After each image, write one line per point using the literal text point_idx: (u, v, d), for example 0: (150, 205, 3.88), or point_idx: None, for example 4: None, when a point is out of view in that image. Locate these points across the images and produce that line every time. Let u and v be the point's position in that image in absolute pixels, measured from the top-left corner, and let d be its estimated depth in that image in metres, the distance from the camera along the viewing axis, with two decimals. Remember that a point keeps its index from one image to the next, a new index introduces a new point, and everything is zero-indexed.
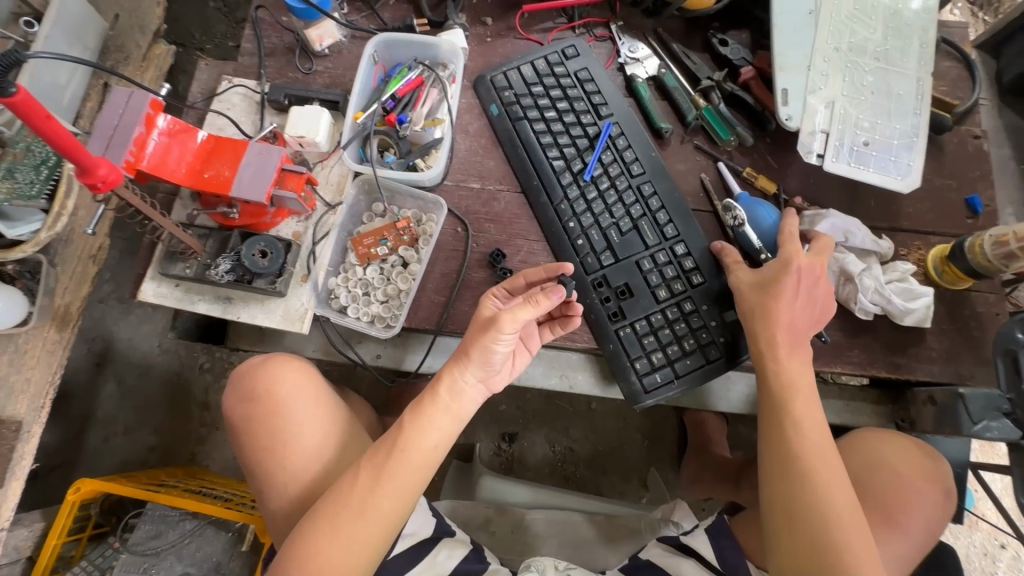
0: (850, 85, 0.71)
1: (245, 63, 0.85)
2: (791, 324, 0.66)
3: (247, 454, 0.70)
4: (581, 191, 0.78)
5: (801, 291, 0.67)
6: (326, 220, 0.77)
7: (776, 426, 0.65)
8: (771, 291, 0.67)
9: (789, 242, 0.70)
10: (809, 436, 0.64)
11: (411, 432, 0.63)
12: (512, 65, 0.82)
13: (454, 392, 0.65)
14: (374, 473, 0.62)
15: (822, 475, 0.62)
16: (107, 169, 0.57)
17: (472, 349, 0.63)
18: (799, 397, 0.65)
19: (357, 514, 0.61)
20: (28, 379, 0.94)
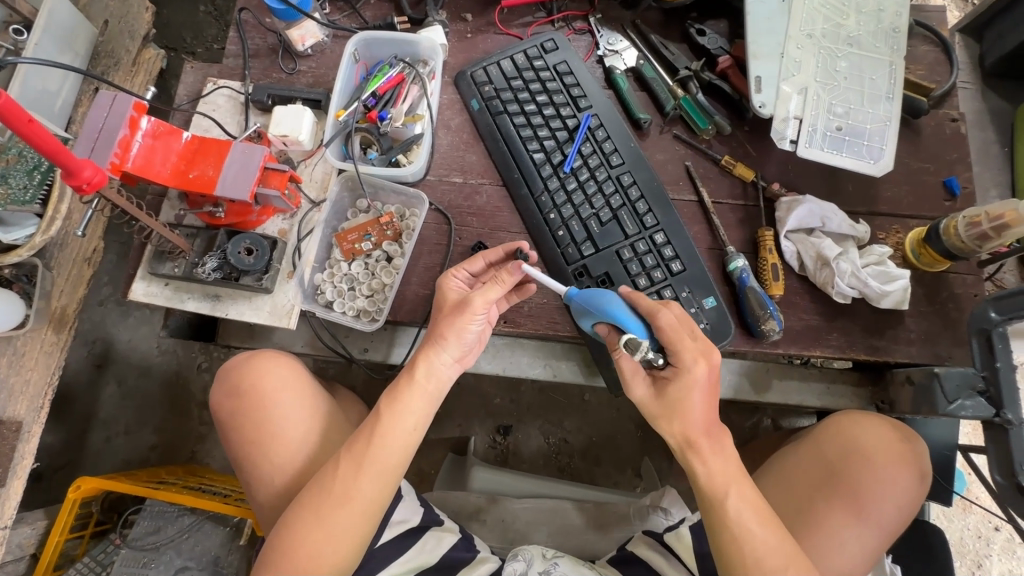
0: (822, 71, 0.72)
1: (229, 65, 0.86)
2: (696, 427, 0.61)
3: (234, 448, 0.72)
4: (562, 183, 0.79)
5: (703, 395, 0.61)
6: (311, 217, 0.79)
7: (713, 525, 0.61)
8: (676, 411, 0.61)
9: (676, 341, 0.61)
10: (751, 525, 0.59)
11: (388, 419, 0.65)
12: (491, 60, 0.83)
13: (429, 378, 0.66)
14: (353, 459, 0.64)
15: (770, 563, 0.58)
16: (92, 171, 0.59)
17: (449, 332, 0.65)
18: (731, 493, 0.60)
19: (339, 500, 0.63)
20: (28, 380, 0.96)
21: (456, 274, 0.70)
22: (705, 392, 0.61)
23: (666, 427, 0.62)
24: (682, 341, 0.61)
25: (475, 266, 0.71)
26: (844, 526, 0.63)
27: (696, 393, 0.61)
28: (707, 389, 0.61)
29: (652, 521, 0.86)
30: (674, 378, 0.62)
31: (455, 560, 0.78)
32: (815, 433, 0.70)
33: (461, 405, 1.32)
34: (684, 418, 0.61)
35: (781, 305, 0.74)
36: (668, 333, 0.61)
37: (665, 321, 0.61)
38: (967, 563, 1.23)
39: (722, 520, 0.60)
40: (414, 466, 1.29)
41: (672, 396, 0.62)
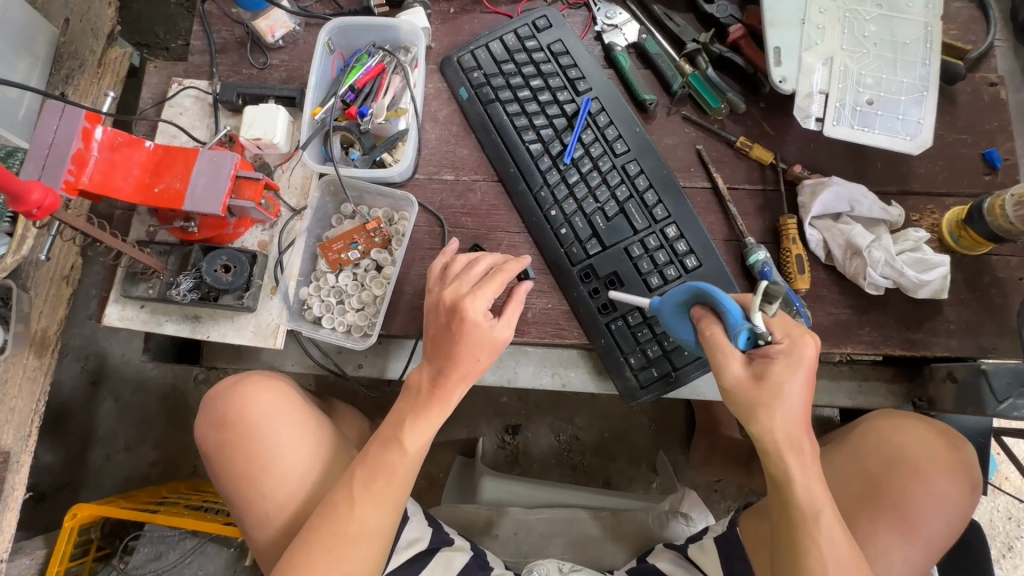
0: (849, 37, 0.63)
1: (196, 63, 0.79)
2: (792, 425, 0.53)
3: (223, 481, 0.67)
4: (562, 176, 0.72)
5: (801, 380, 0.53)
6: (293, 226, 0.72)
7: (795, 540, 0.54)
8: (777, 395, 0.53)
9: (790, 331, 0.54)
10: (836, 544, 0.53)
11: (403, 449, 0.61)
12: (479, 43, 0.76)
13: (442, 406, 0.62)
14: (366, 492, 0.60)
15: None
16: (42, 193, 0.54)
17: (473, 368, 0.61)
18: (827, 509, 0.53)
19: (353, 538, 0.59)
20: (13, 408, 0.91)
21: (487, 305, 0.60)
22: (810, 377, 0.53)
23: (762, 419, 0.53)
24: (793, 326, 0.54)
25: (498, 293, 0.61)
26: (889, 545, 0.58)
27: (797, 380, 0.53)
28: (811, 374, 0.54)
29: (672, 526, 0.83)
30: (779, 354, 0.53)
31: None
32: (858, 441, 0.64)
33: (467, 406, 1.28)
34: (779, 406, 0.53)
35: (807, 300, 0.68)
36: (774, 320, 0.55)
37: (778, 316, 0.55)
38: (998, 545, 1.18)
39: (808, 535, 0.53)
40: (423, 471, 1.25)
41: (774, 378, 0.53)
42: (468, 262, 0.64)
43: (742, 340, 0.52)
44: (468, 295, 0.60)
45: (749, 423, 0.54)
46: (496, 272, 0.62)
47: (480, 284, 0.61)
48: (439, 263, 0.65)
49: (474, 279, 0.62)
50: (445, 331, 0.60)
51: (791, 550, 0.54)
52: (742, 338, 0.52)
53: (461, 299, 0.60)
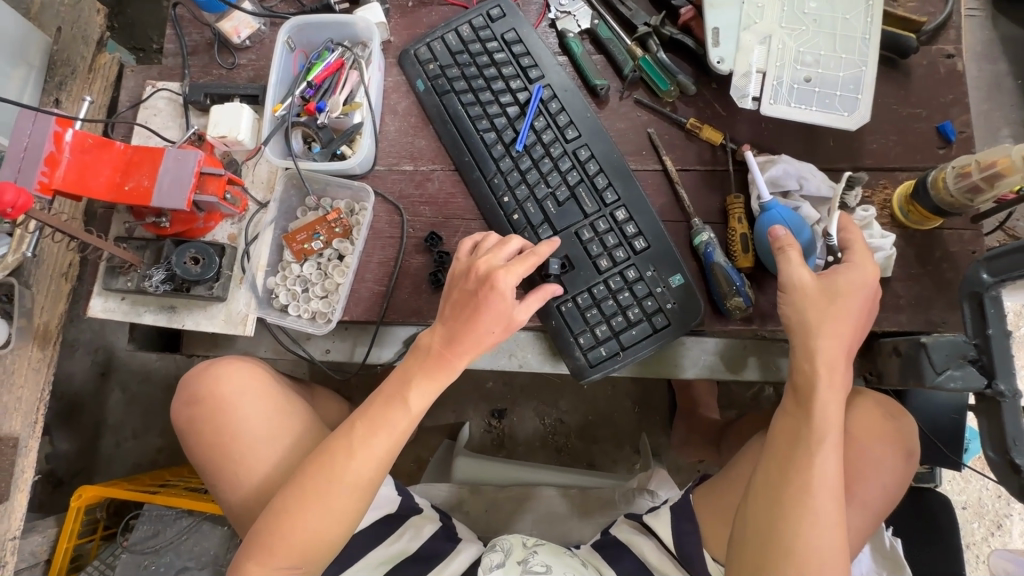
0: (789, 14, 0.63)
1: (169, 65, 0.83)
2: (839, 340, 0.58)
3: (205, 439, 0.70)
4: (515, 163, 0.74)
5: (862, 310, 0.59)
6: (259, 219, 0.76)
7: (791, 459, 0.58)
8: (836, 311, 0.58)
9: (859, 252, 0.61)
10: (827, 470, 0.56)
11: (407, 408, 0.64)
12: (435, 35, 0.78)
13: (446, 370, 0.64)
14: (363, 445, 0.63)
15: (821, 515, 0.56)
16: (15, 194, 0.58)
17: (486, 339, 0.63)
18: (830, 436, 0.57)
19: (346, 485, 0.62)
20: (19, 397, 0.98)
21: (517, 280, 0.62)
22: (867, 302, 0.59)
23: (813, 318, 0.58)
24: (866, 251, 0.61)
25: (527, 272, 0.63)
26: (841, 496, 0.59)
27: (859, 301, 0.58)
28: (868, 301, 0.59)
29: (637, 501, 0.86)
30: (844, 270, 0.59)
31: (434, 551, 0.76)
32: None
33: (454, 391, 1.31)
34: (842, 321, 0.58)
35: (754, 279, 0.69)
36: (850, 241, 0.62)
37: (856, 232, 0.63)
38: (986, 523, 1.17)
39: (801, 459, 0.57)
40: (412, 454, 1.29)
41: (838, 292, 0.58)
42: (500, 241, 0.66)
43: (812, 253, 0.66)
44: (502, 267, 0.62)
45: (792, 315, 0.59)
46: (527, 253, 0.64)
47: (512, 260, 0.64)
48: (471, 239, 0.67)
49: (506, 252, 0.64)
50: (472, 296, 0.63)
51: (782, 469, 0.58)
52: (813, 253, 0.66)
53: (493, 269, 0.62)
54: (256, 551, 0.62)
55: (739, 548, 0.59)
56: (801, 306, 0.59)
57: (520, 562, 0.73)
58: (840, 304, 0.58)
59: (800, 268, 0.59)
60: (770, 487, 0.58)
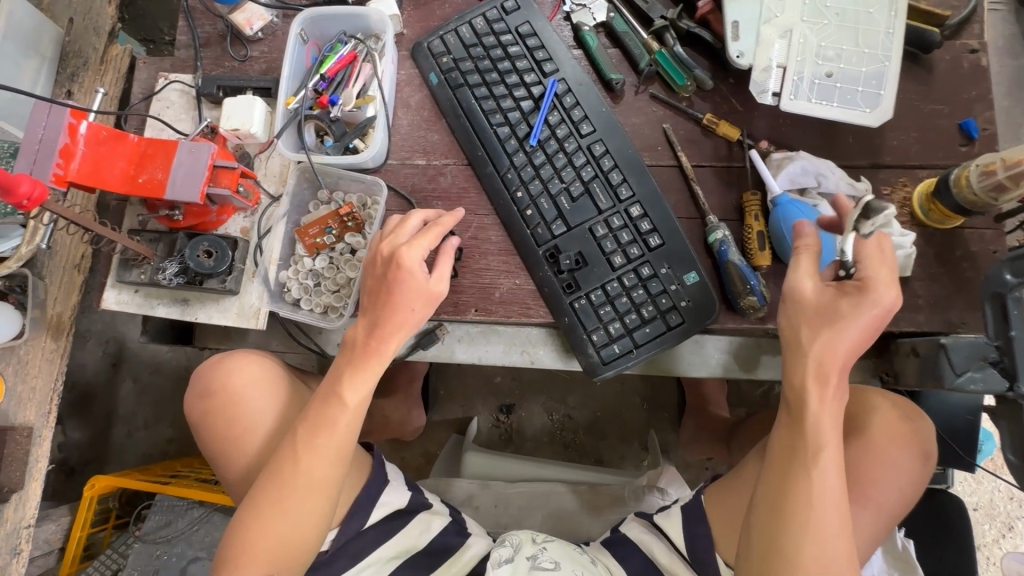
0: (811, 7, 0.62)
1: (181, 58, 0.83)
2: (840, 359, 0.56)
3: (205, 435, 0.70)
4: (528, 158, 0.74)
5: (865, 328, 0.55)
6: (271, 213, 0.76)
7: (789, 468, 0.57)
8: (830, 330, 0.56)
9: (875, 264, 0.55)
10: (828, 478, 0.56)
11: (343, 403, 0.63)
12: (449, 28, 0.77)
13: (377, 358, 0.64)
14: (309, 447, 0.63)
15: (827, 523, 0.55)
16: (31, 185, 0.58)
17: (409, 319, 0.64)
18: (830, 444, 0.56)
19: (302, 487, 0.62)
20: (33, 388, 0.98)
21: (422, 253, 0.63)
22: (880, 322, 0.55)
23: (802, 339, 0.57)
24: (886, 261, 0.56)
25: (435, 245, 0.64)
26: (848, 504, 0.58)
27: (863, 320, 0.55)
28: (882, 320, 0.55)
29: (648, 500, 0.86)
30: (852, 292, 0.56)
31: (445, 546, 0.77)
32: None
33: (463, 386, 1.31)
34: (836, 341, 0.55)
35: (771, 277, 0.68)
36: (865, 249, 0.56)
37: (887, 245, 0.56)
38: (997, 525, 1.17)
39: (802, 467, 0.56)
40: (420, 448, 1.30)
41: (835, 311, 0.56)
42: (401, 221, 0.67)
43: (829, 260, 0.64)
44: (404, 245, 0.63)
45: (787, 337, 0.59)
46: (430, 225, 0.65)
47: (416, 235, 0.65)
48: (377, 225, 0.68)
49: (409, 231, 0.65)
50: (382, 280, 0.64)
51: (782, 479, 0.57)
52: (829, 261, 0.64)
53: (397, 249, 0.63)
54: (232, 562, 0.63)
55: (745, 558, 0.59)
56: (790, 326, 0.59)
57: (529, 558, 0.74)
58: (839, 323, 0.55)
59: (801, 278, 0.58)
60: (772, 498, 0.58)
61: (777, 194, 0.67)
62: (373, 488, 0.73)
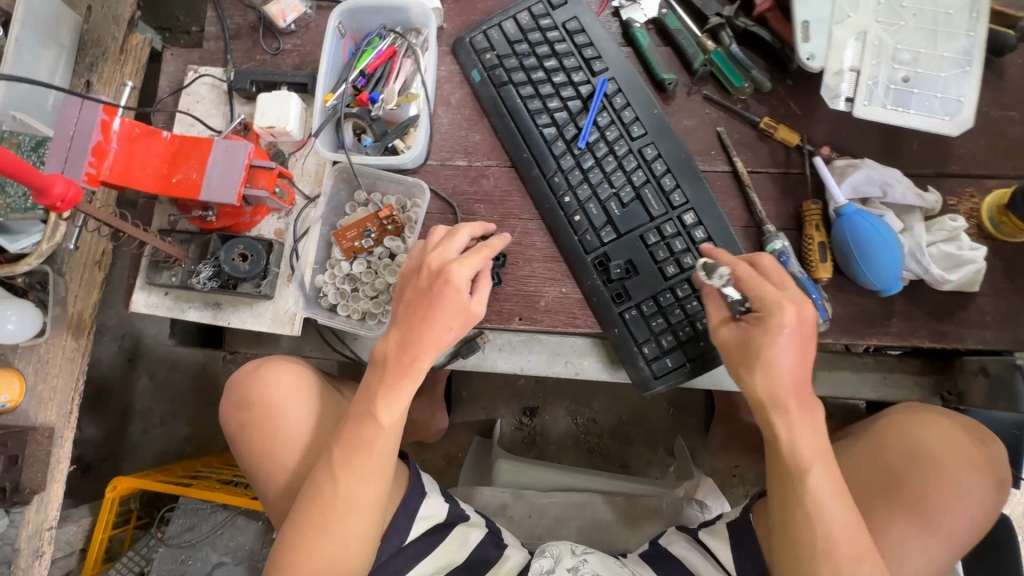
0: (886, 7, 0.59)
1: (211, 50, 0.79)
2: (790, 382, 0.58)
3: (242, 449, 0.69)
4: (576, 161, 0.71)
5: (792, 349, 0.57)
6: (307, 214, 0.73)
7: (788, 493, 0.58)
8: (762, 365, 0.58)
9: (759, 286, 0.58)
10: (827, 502, 0.56)
11: (379, 425, 0.61)
12: (492, 22, 0.74)
13: (412, 377, 0.61)
14: (346, 469, 0.61)
15: (844, 550, 0.55)
16: (65, 186, 0.55)
17: (444, 338, 0.60)
18: (814, 466, 0.56)
19: (342, 508, 0.61)
20: (54, 386, 0.93)
21: (471, 273, 0.59)
22: (803, 334, 0.57)
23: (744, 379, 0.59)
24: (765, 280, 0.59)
25: (483, 265, 0.61)
26: (904, 532, 0.57)
27: (783, 344, 0.57)
28: (797, 338, 0.57)
29: (687, 513, 0.85)
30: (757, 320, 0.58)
31: (482, 558, 0.75)
32: (874, 433, 0.62)
33: (486, 388, 1.29)
34: (770, 374, 0.57)
35: (830, 290, 0.66)
36: (740, 276, 0.60)
37: (768, 261, 0.61)
38: None
39: (795, 493, 0.57)
40: (441, 450, 1.28)
41: (756, 345, 0.58)
42: (449, 232, 0.63)
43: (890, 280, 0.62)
44: (453, 260, 0.59)
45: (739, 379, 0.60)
46: (479, 247, 0.61)
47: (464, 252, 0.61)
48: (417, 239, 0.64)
49: (456, 245, 0.62)
50: (425, 295, 0.60)
51: (787, 503, 0.58)
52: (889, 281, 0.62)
53: (446, 264, 0.59)
54: None
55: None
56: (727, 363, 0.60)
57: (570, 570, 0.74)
58: (764, 357, 0.57)
59: (716, 321, 0.61)
60: (785, 523, 0.58)
61: (844, 205, 0.64)
62: (412, 499, 0.72)
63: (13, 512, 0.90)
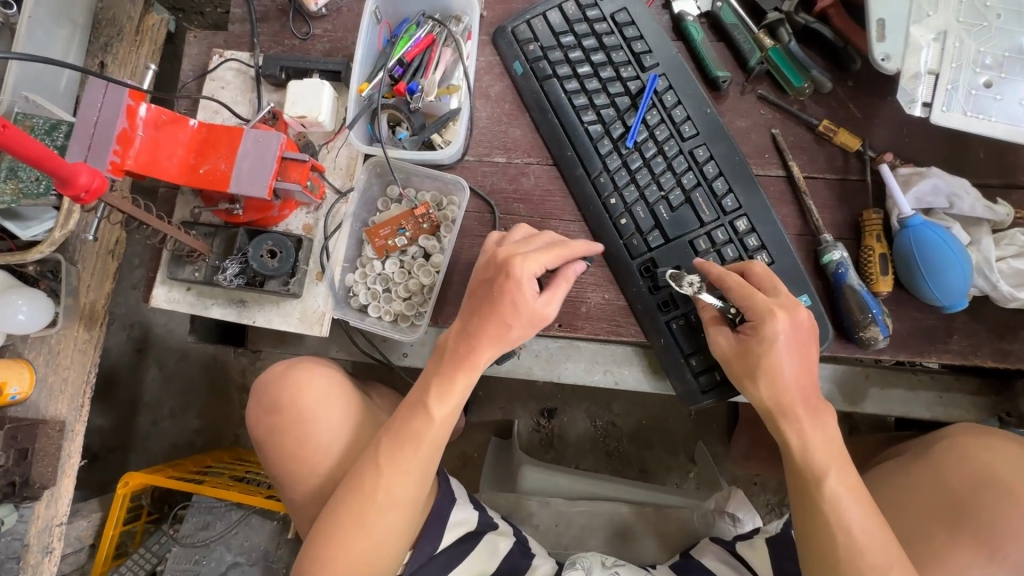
0: (969, 6, 0.55)
1: (236, 33, 0.75)
2: (795, 388, 0.58)
3: (269, 450, 0.67)
4: (623, 160, 0.67)
5: (793, 356, 0.58)
6: (338, 209, 0.70)
7: (811, 503, 0.57)
8: (764, 373, 0.58)
9: (749, 295, 0.58)
10: (851, 512, 0.55)
11: (431, 417, 0.59)
12: (536, 11, 0.69)
13: (469, 370, 0.60)
14: (391, 464, 0.59)
15: (870, 557, 0.53)
16: (90, 176, 0.51)
17: (509, 334, 0.59)
18: (830, 470, 0.56)
19: (382, 507, 0.58)
20: (66, 379, 0.87)
21: (537, 269, 0.57)
22: (802, 338, 0.58)
23: (746, 387, 0.59)
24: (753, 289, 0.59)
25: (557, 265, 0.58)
26: (968, 559, 0.54)
27: (782, 352, 0.57)
28: (797, 339, 0.58)
29: (719, 528, 0.82)
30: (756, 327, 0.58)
31: (513, 569, 0.72)
32: (935, 459, 0.61)
33: (504, 388, 1.26)
34: (774, 379, 0.58)
35: (889, 303, 0.63)
36: (727, 286, 0.59)
37: (761, 267, 0.60)
38: None
39: (813, 500, 0.56)
40: (457, 449, 1.26)
41: (756, 355, 0.58)
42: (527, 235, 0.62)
43: (957, 298, 0.59)
44: (519, 254, 0.57)
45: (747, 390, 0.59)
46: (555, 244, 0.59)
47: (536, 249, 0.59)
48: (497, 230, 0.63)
49: (530, 246, 0.60)
50: (490, 285, 0.58)
51: (811, 514, 0.57)
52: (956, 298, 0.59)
53: (512, 257, 0.58)
54: None
55: None
56: (727, 373, 0.60)
57: None
58: (767, 366, 0.57)
59: (715, 333, 0.60)
60: (814, 538, 0.56)
61: (910, 216, 0.60)
62: (443, 504, 0.69)
63: (23, 506, 0.84)
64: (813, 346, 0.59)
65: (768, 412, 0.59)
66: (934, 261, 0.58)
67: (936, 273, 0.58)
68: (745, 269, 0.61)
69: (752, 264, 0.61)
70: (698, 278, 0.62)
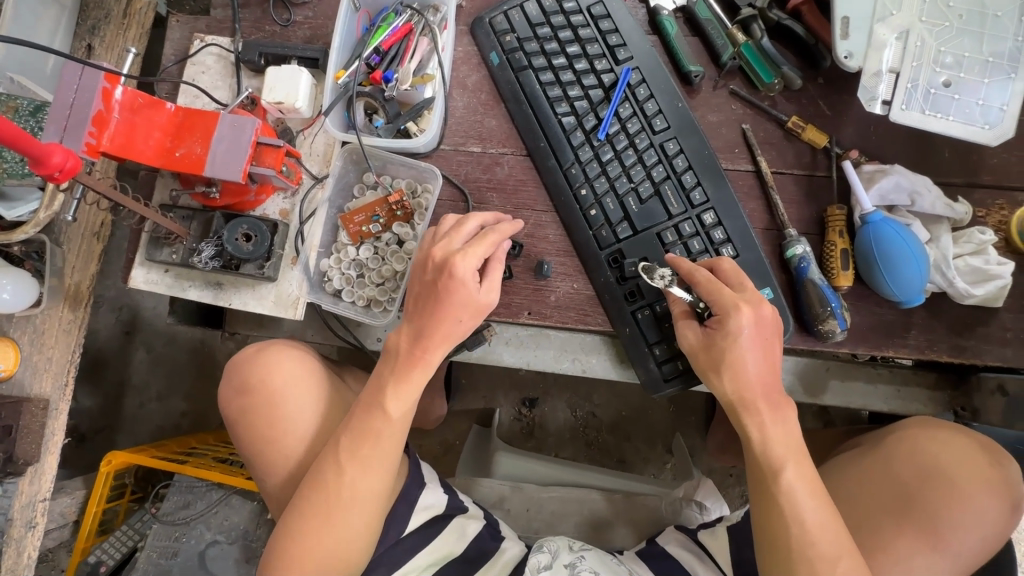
0: (932, 6, 0.57)
1: (218, 18, 0.76)
2: (759, 385, 0.59)
3: (240, 433, 0.68)
4: (595, 152, 0.68)
5: (757, 351, 0.59)
6: (314, 195, 0.71)
7: (766, 495, 0.58)
8: (728, 366, 0.59)
9: (715, 290, 0.59)
10: (803, 504, 0.57)
11: (387, 416, 0.61)
12: (513, 2, 0.70)
13: (422, 368, 0.61)
14: (351, 459, 0.60)
15: (820, 548, 0.55)
16: (63, 156, 0.52)
17: (455, 330, 0.61)
18: (786, 464, 0.58)
19: (346, 500, 0.60)
20: (50, 358, 0.88)
21: (476, 263, 0.59)
22: (771, 333, 0.60)
23: (713, 381, 0.60)
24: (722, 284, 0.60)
25: (490, 251, 0.60)
26: (914, 548, 0.56)
27: (746, 346, 0.59)
28: (762, 334, 0.59)
29: (685, 514, 0.85)
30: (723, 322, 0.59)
31: (480, 552, 0.74)
32: (887, 451, 0.62)
33: (486, 376, 1.28)
34: (737, 374, 0.59)
35: (849, 298, 0.64)
36: (696, 281, 0.61)
37: (728, 264, 0.62)
38: None
39: (768, 492, 0.58)
40: (439, 437, 1.28)
41: (722, 348, 0.59)
42: (457, 221, 0.63)
43: (913, 294, 0.60)
44: (458, 252, 0.59)
45: (715, 383, 0.60)
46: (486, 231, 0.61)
47: (470, 241, 0.60)
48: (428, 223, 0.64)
49: (463, 236, 0.61)
50: (433, 288, 0.60)
51: (766, 505, 0.58)
52: (912, 294, 0.60)
53: (450, 256, 0.59)
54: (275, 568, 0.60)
55: None
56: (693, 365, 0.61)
57: (567, 566, 0.70)
58: (731, 359, 0.59)
59: (683, 326, 0.62)
60: (768, 529, 0.58)
61: (870, 213, 0.62)
62: (411, 489, 0.71)
63: (7, 481, 0.85)
64: (779, 343, 0.60)
65: (729, 406, 0.61)
66: (897, 254, 0.59)
67: (897, 267, 0.59)
68: (715, 265, 0.62)
69: (721, 259, 0.62)
70: (669, 271, 0.63)
